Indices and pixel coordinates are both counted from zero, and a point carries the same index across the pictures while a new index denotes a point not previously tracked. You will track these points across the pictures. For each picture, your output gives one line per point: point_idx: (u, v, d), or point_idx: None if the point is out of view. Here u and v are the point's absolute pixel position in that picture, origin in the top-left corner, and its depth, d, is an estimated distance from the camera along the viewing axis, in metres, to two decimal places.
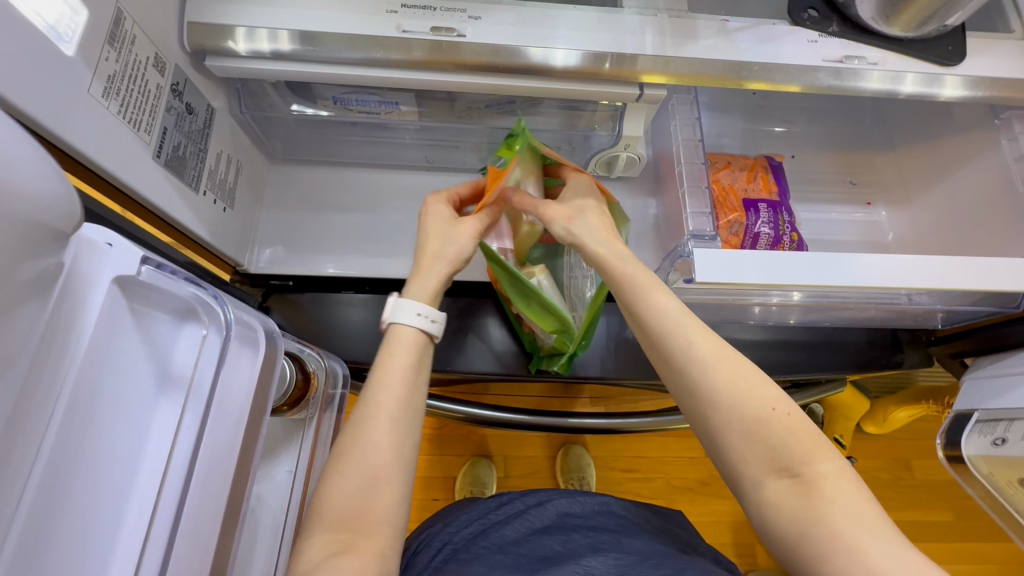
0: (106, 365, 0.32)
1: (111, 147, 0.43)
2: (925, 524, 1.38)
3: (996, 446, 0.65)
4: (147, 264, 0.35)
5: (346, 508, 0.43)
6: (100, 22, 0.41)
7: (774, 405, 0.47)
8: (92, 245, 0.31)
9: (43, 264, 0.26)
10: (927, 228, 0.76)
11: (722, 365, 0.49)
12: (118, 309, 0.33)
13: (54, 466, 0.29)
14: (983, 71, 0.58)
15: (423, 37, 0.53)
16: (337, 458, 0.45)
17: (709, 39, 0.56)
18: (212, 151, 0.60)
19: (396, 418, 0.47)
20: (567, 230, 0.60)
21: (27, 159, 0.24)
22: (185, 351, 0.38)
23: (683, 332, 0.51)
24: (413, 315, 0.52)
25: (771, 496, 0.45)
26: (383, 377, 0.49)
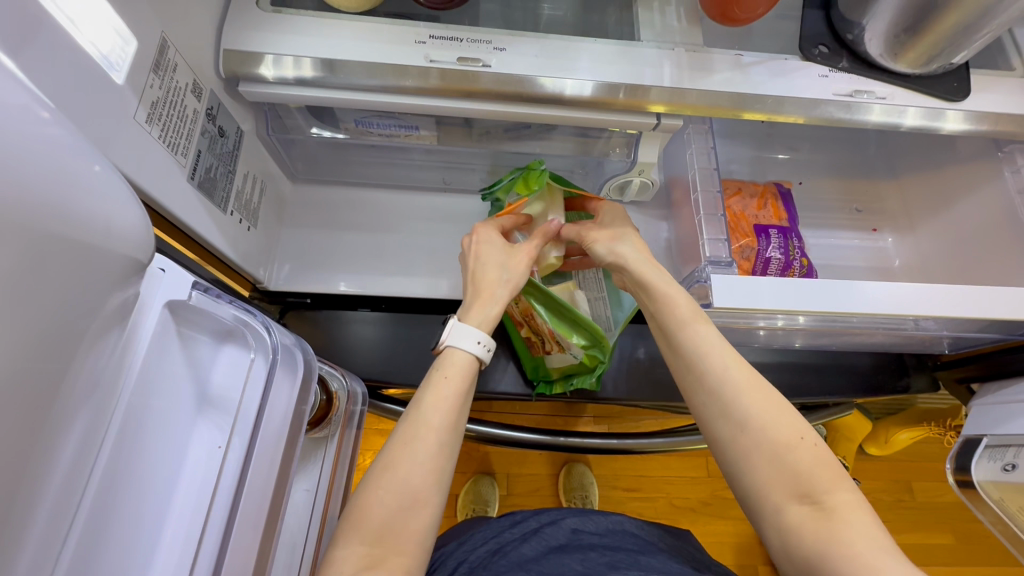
0: (154, 381, 0.35)
1: (151, 168, 0.44)
2: (929, 549, 1.37)
3: (1006, 472, 0.66)
4: (197, 289, 0.38)
5: (381, 525, 0.45)
6: (147, 51, 0.43)
7: (801, 435, 0.48)
8: (151, 273, 0.36)
9: (124, 296, 0.29)
10: (933, 255, 0.77)
11: (754, 396, 0.50)
12: (168, 330, 0.37)
13: (110, 473, 0.31)
14: (986, 106, 0.60)
15: (449, 67, 0.55)
16: (380, 472, 0.47)
17: (724, 72, 0.58)
18: (240, 172, 0.61)
19: (442, 441, 0.49)
20: (611, 248, 0.62)
21: (104, 196, 0.27)
22: (223, 369, 0.39)
23: (721, 359, 0.52)
24: (472, 341, 0.56)
25: (792, 520, 0.46)
26: (435, 397, 0.51)
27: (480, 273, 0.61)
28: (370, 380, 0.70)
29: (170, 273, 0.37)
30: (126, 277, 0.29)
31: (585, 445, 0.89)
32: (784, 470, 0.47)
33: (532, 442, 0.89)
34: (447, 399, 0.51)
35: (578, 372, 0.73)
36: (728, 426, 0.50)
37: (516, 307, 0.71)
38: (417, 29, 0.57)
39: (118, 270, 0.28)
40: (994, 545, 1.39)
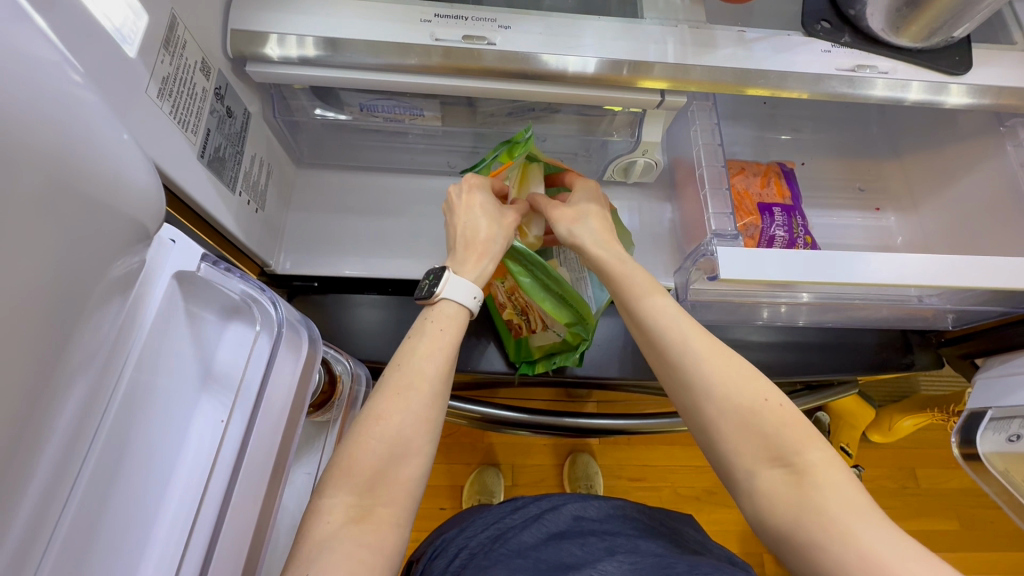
0: (157, 355, 0.34)
1: (163, 145, 0.45)
2: (933, 533, 1.38)
3: (1010, 443, 0.67)
4: (205, 260, 0.37)
5: (373, 473, 0.45)
6: (157, 28, 0.44)
7: (765, 397, 0.49)
8: (160, 242, 0.34)
9: (129, 263, 0.28)
10: (936, 232, 0.78)
11: (713, 362, 0.51)
12: (174, 303, 0.35)
13: (108, 448, 0.30)
14: (988, 80, 0.60)
15: (454, 45, 0.56)
16: (367, 420, 0.47)
17: (727, 48, 0.58)
18: (247, 154, 0.62)
19: (434, 393, 0.50)
20: (569, 230, 0.63)
21: (123, 159, 0.27)
22: (229, 347, 0.39)
23: (680, 332, 0.53)
24: (468, 296, 0.57)
25: (765, 486, 0.47)
26: (429, 347, 0.52)
27: (468, 228, 0.62)
28: (377, 364, 0.70)
29: (181, 243, 0.35)
30: (132, 242, 0.28)
31: (591, 429, 0.90)
32: (753, 435, 0.47)
33: (538, 426, 0.89)
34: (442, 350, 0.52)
35: (561, 351, 0.74)
36: (690, 397, 0.51)
37: (502, 286, 0.73)
38: (422, 7, 0.57)
39: (125, 234, 0.27)
40: (998, 529, 1.40)
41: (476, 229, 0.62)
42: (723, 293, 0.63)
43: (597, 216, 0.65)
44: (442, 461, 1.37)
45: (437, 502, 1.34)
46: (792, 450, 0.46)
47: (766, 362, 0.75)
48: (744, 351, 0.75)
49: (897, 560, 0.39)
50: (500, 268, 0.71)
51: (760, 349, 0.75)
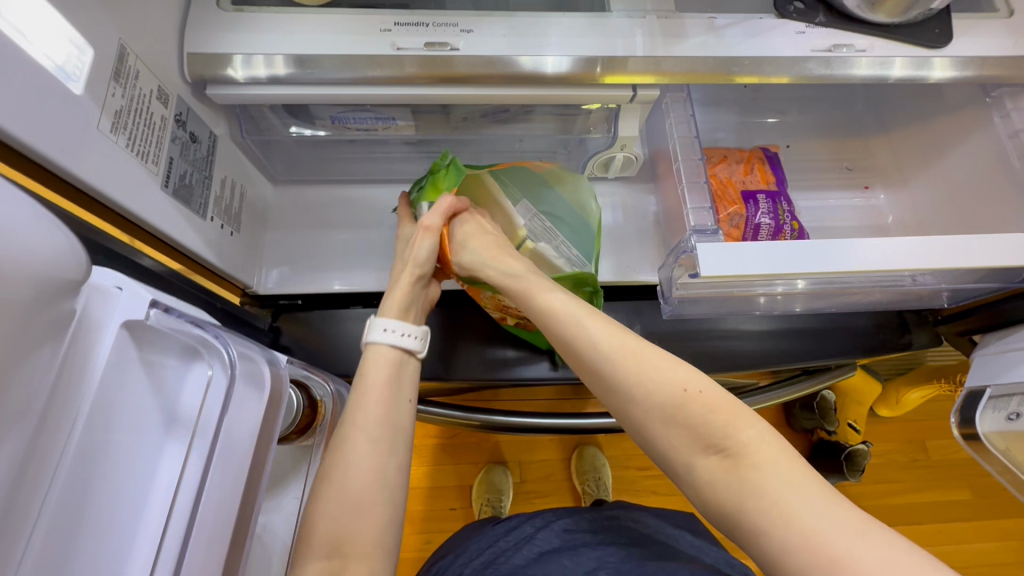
0: (113, 407, 0.33)
1: (120, 179, 0.44)
2: (946, 506, 1.37)
3: (1010, 421, 0.65)
4: (155, 307, 0.37)
5: (333, 535, 0.46)
6: (106, 59, 0.43)
7: (685, 386, 0.47)
8: (103, 291, 0.34)
9: (61, 311, 0.28)
10: (927, 208, 0.76)
11: (625, 361, 0.50)
12: (126, 351, 0.34)
13: (61, 506, 0.30)
14: (970, 51, 0.58)
15: (416, 53, 0.54)
16: (321, 486, 0.49)
17: (698, 37, 0.57)
18: (217, 178, 0.61)
19: (377, 434, 0.52)
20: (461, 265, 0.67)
21: (28, 219, 0.26)
22: (193, 389, 0.38)
23: (593, 340, 0.53)
24: (382, 331, 0.60)
25: (704, 474, 0.45)
26: (358, 396, 0.55)
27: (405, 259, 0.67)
28: None
29: (128, 290, 0.35)
30: (57, 296, 0.28)
31: (589, 427, 0.89)
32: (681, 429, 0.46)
33: (536, 429, 0.88)
34: (370, 394, 0.54)
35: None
36: (619, 404, 0.51)
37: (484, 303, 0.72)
38: (381, 17, 0.56)
39: (51, 292, 0.27)
40: (1011, 498, 1.39)
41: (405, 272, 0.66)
42: (711, 288, 0.62)
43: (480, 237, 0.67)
44: (449, 462, 1.37)
45: (446, 503, 1.33)
46: (722, 435, 0.45)
47: (760, 351, 0.74)
48: (736, 341, 0.74)
49: None
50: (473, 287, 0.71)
51: (754, 339, 0.74)
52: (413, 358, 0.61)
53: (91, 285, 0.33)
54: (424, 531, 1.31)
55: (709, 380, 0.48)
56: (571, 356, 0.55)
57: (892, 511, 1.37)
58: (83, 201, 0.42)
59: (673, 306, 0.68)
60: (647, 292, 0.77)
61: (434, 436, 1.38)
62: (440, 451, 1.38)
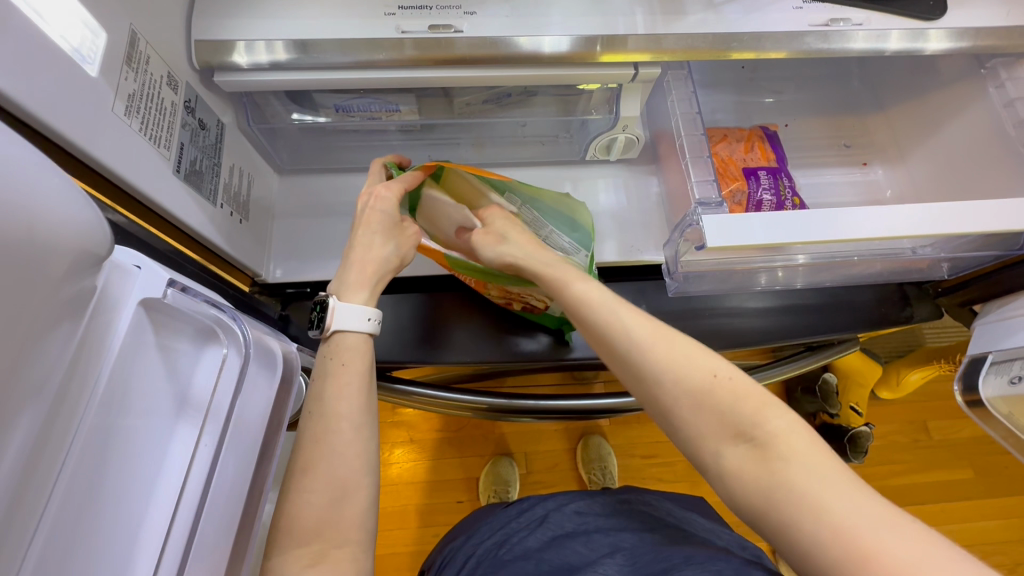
0: (130, 385, 0.32)
1: (134, 163, 0.44)
2: (948, 483, 1.38)
3: (1012, 385, 0.66)
4: (173, 286, 0.35)
5: (315, 525, 0.45)
6: (118, 45, 0.43)
7: (713, 372, 0.48)
8: (122, 268, 0.33)
9: (81, 285, 0.27)
10: (924, 182, 0.77)
11: (657, 347, 0.51)
12: (143, 333, 0.33)
13: (72, 489, 0.28)
14: (965, 22, 0.59)
15: (420, 35, 0.55)
16: (301, 474, 0.46)
17: (697, 13, 0.58)
18: (225, 165, 0.62)
19: (359, 425, 0.49)
20: (497, 252, 0.63)
21: (54, 189, 0.25)
22: (206, 372, 0.37)
23: (621, 323, 0.53)
24: (363, 319, 0.54)
25: (732, 463, 0.46)
26: (337, 386, 0.50)
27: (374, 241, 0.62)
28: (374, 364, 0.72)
29: (147, 268, 0.34)
30: (81, 268, 0.27)
31: (597, 410, 0.90)
32: (714, 413, 0.47)
33: (544, 412, 0.89)
34: (351, 384, 0.50)
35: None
36: (644, 382, 0.51)
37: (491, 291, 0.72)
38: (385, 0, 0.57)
39: (73, 265, 0.26)
40: (1012, 474, 1.41)
41: (368, 247, 0.58)
42: (715, 262, 0.63)
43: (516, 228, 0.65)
44: (455, 454, 1.38)
45: (454, 496, 1.34)
46: (751, 423, 0.45)
47: (764, 327, 0.75)
48: (740, 318, 0.75)
49: None
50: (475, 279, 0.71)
51: (757, 316, 0.75)
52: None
53: (110, 262, 0.32)
54: (431, 524, 1.31)
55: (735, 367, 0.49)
56: (595, 337, 0.55)
57: (896, 491, 1.38)
58: (97, 183, 0.42)
59: (678, 283, 0.68)
60: (651, 272, 0.78)
61: (439, 429, 1.39)
62: (448, 444, 1.39)
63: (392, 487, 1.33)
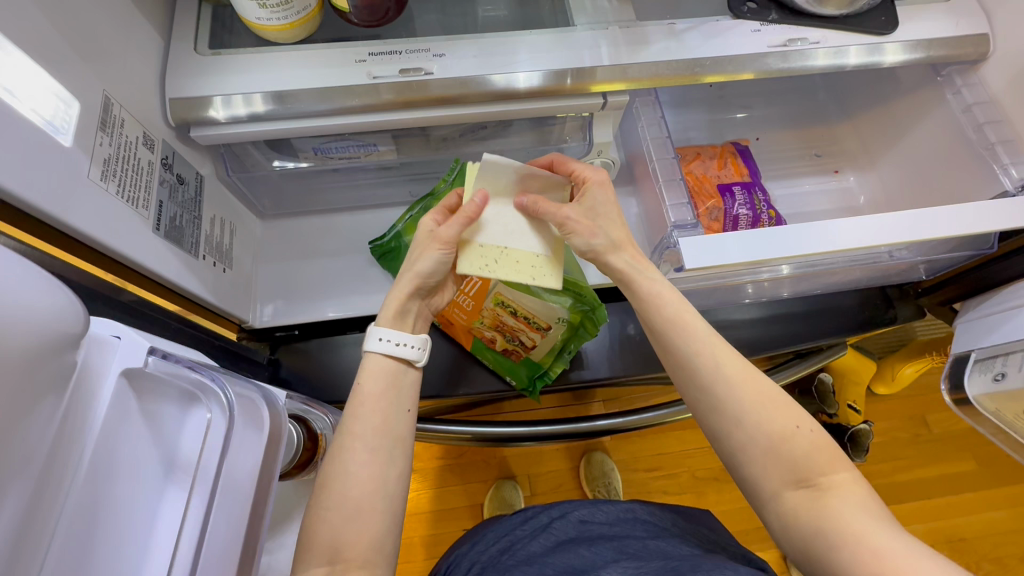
0: (115, 455, 0.32)
1: (113, 226, 0.44)
2: (952, 477, 1.38)
3: (997, 383, 0.67)
4: (154, 353, 0.34)
5: (334, 542, 0.43)
6: (92, 111, 0.44)
7: (797, 423, 0.46)
8: (101, 340, 0.33)
9: (60, 363, 0.27)
10: (896, 187, 0.79)
11: (746, 390, 0.48)
12: (126, 402, 0.33)
13: (61, 568, 0.28)
14: (917, 35, 0.61)
15: (392, 80, 0.57)
16: (320, 491, 0.46)
17: (660, 42, 0.60)
18: (206, 217, 0.62)
19: (374, 446, 0.47)
20: (589, 246, 0.55)
21: (17, 277, 0.25)
22: (192, 432, 0.36)
23: (712, 354, 0.49)
24: (378, 340, 0.51)
25: (791, 504, 0.45)
26: (356, 404, 0.49)
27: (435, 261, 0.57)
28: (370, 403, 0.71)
29: (126, 338, 0.34)
30: (56, 348, 0.27)
31: (595, 430, 0.89)
32: (784, 462, 0.45)
33: (545, 436, 0.88)
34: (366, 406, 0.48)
35: (569, 342, 0.73)
36: (721, 414, 0.48)
37: (483, 326, 0.71)
38: (356, 48, 0.58)
39: (48, 349, 0.26)
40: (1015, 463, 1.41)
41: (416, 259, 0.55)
42: (697, 280, 0.63)
43: (614, 220, 0.56)
44: (457, 482, 1.36)
45: (459, 523, 1.33)
46: (818, 471, 0.45)
47: (752, 338, 0.76)
48: (730, 331, 0.76)
49: (902, 556, 0.39)
50: (475, 304, 0.69)
51: (744, 327, 0.76)
52: (413, 368, 0.53)
53: (89, 336, 0.32)
54: (437, 555, 1.29)
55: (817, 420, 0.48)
56: (672, 364, 0.52)
57: (901, 488, 1.38)
58: (75, 249, 0.42)
59: None
60: None
61: (440, 457, 1.37)
62: (449, 472, 1.37)
63: None
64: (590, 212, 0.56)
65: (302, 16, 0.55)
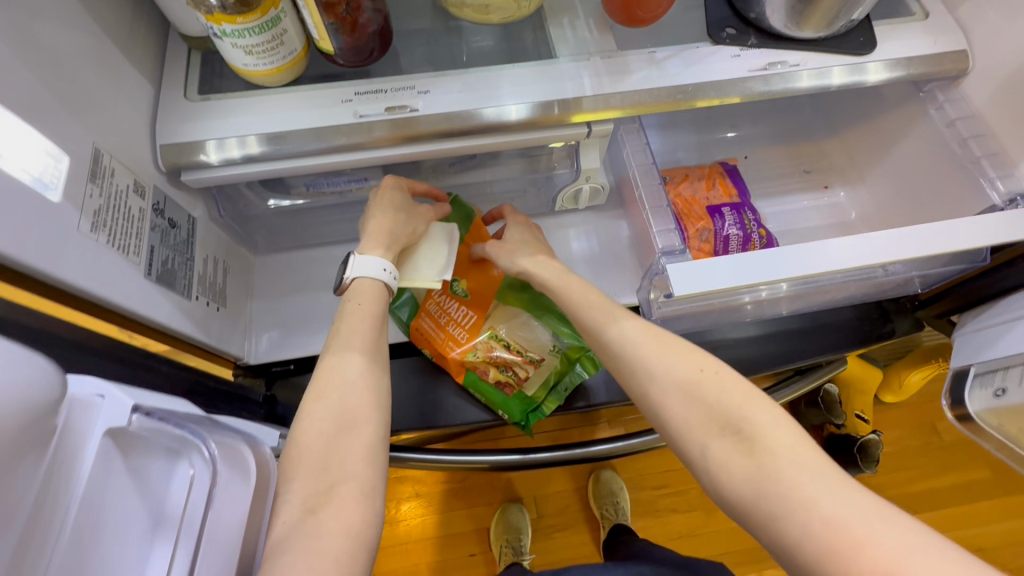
0: (100, 515, 0.32)
1: (104, 274, 0.45)
2: (966, 486, 1.36)
3: (998, 398, 0.67)
4: (137, 412, 0.34)
5: (321, 454, 0.46)
6: (81, 163, 0.45)
7: (701, 366, 0.49)
8: (85, 400, 0.33)
9: (38, 426, 0.28)
10: (886, 200, 0.79)
11: (654, 348, 0.51)
12: (111, 461, 0.33)
13: None
14: (895, 54, 0.62)
15: (379, 118, 0.58)
16: (308, 411, 0.49)
17: (641, 71, 0.61)
18: (199, 258, 0.63)
19: (369, 365, 0.53)
20: (512, 260, 0.67)
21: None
22: (178, 486, 0.36)
23: (619, 329, 0.54)
24: (380, 269, 0.60)
25: (718, 455, 0.45)
26: (350, 325, 0.55)
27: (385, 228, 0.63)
28: None
29: (110, 398, 0.33)
30: (34, 413, 0.27)
31: (597, 455, 0.88)
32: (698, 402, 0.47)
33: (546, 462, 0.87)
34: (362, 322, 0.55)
35: (564, 378, 0.73)
36: (637, 378, 0.51)
37: (477, 360, 0.72)
38: (342, 88, 0.59)
39: (24, 415, 0.26)
40: None
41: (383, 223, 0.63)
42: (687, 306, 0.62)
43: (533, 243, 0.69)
44: (462, 506, 1.34)
45: (466, 549, 1.31)
46: None
47: (749, 356, 0.76)
48: (725, 350, 0.76)
49: None
50: (469, 337, 0.72)
51: (741, 345, 0.76)
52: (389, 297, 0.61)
53: (72, 397, 0.32)
54: None
55: (723, 364, 0.49)
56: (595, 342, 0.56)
57: (913, 499, 1.35)
58: (66, 300, 0.43)
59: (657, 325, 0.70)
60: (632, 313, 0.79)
61: (445, 481, 1.35)
62: (454, 497, 1.36)
63: (402, 547, 1.30)
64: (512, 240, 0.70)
65: (288, 60, 0.56)
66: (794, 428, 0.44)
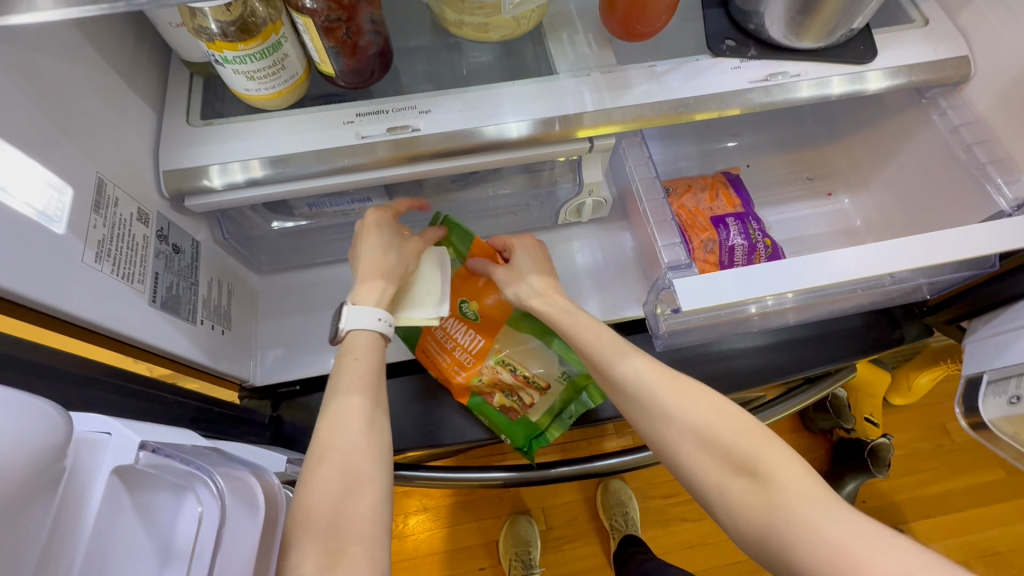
0: (108, 555, 0.31)
1: (109, 304, 0.45)
2: (980, 489, 1.34)
3: (1013, 406, 0.65)
4: (144, 448, 0.33)
5: (330, 511, 0.44)
6: (85, 194, 0.45)
7: (713, 411, 0.48)
8: (92, 440, 0.33)
9: (44, 471, 0.27)
10: (891, 206, 0.79)
11: (664, 386, 0.51)
12: (119, 499, 0.33)
13: None
14: (896, 61, 0.62)
15: (381, 139, 0.58)
16: (314, 467, 0.47)
17: (642, 85, 0.60)
18: (203, 281, 0.62)
19: (373, 420, 0.52)
20: (517, 294, 0.65)
21: None
22: (186, 521, 0.34)
23: (629, 365, 0.54)
24: (374, 320, 0.58)
25: (737, 497, 0.45)
26: (354, 378, 0.54)
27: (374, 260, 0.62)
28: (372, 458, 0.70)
29: (117, 434, 0.34)
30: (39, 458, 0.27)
31: (606, 468, 0.87)
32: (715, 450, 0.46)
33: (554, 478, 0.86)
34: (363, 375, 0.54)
35: (568, 403, 0.73)
36: (650, 418, 0.51)
37: (481, 384, 0.71)
38: (344, 110, 0.59)
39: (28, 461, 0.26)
40: None
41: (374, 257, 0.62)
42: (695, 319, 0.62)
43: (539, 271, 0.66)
44: (470, 520, 1.33)
45: (475, 563, 1.30)
46: None
47: (758, 367, 0.75)
48: (734, 361, 0.75)
49: None
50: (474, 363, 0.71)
51: (750, 355, 0.75)
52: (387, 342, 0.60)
53: (78, 439, 0.33)
54: None
55: (734, 405, 0.49)
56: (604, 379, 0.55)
57: (927, 504, 1.34)
58: (71, 332, 0.43)
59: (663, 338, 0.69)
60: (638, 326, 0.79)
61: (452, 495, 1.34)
62: (462, 511, 1.34)
63: (410, 562, 1.28)
64: (517, 266, 0.67)
65: (289, 84, 0.57)
66: (802, 464, 0.44)
